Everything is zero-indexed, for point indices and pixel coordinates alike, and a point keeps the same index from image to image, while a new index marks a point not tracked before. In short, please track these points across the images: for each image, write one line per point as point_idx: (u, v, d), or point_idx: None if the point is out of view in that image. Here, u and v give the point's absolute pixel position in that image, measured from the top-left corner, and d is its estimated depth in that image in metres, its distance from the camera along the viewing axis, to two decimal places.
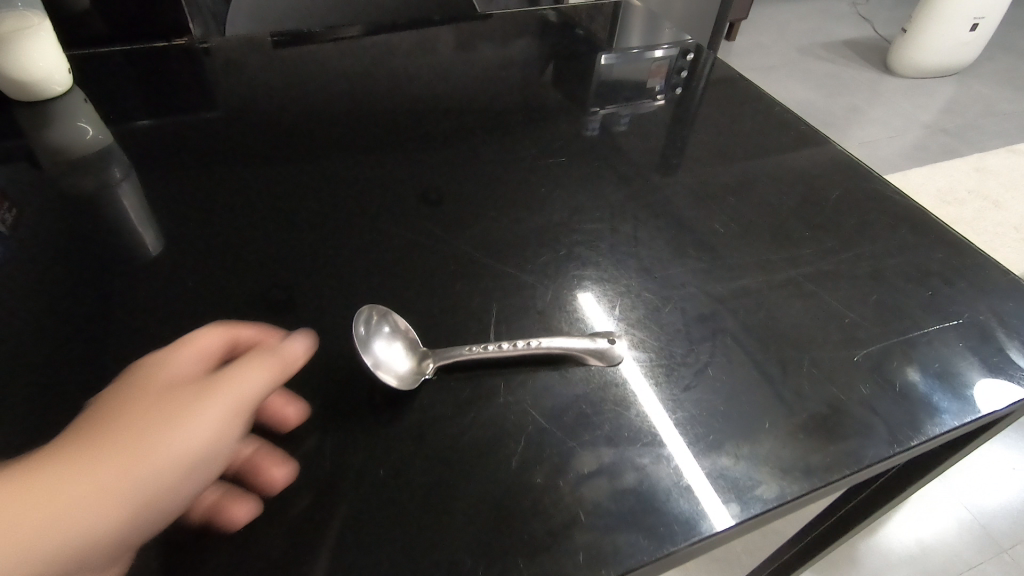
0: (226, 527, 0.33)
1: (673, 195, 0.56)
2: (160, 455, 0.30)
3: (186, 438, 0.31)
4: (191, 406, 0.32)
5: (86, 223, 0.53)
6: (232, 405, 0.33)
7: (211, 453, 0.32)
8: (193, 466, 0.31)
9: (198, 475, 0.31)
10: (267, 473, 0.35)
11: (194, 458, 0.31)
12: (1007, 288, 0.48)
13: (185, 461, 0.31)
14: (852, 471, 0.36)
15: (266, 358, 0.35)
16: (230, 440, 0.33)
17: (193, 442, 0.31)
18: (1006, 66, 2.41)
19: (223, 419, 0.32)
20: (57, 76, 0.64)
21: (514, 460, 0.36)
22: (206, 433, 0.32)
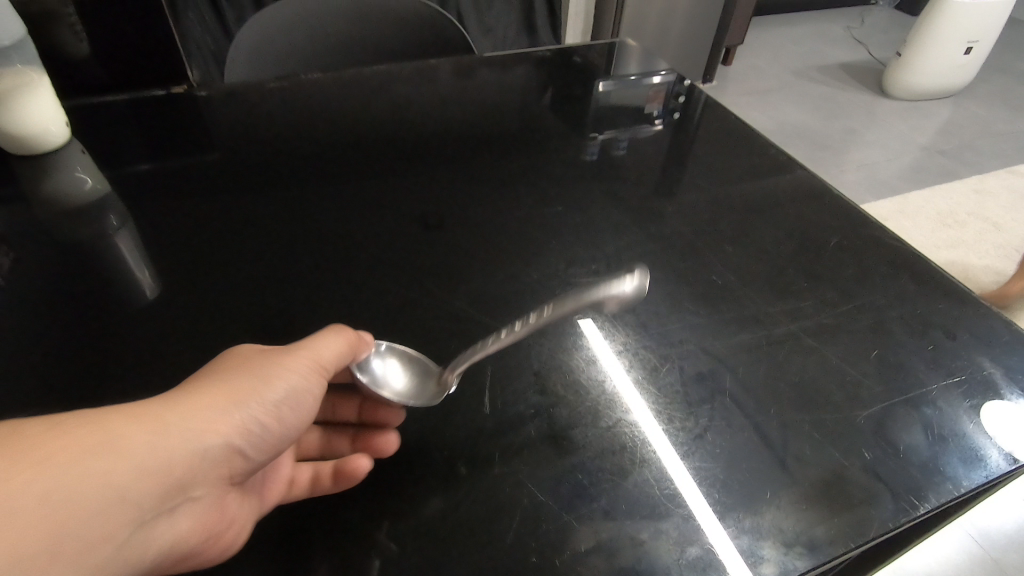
0: (347, 480, 0.37)
1: (670, 243, 0.56)
2: (263, 393, 0.38)
3: (284, 380, 0.39)
4: (287, 358, 0.40)
5: (81, 275, 0.52)
6: (321, 363, 0.41)
7: (298, 398, 0.40)
8: (283, 406, 0.39)
9: (286, 411, 0.39)
10: (352, 464, 0.37)
11: (286, 397, 0.39)
12: (1010, 340, 0.47)
13: (281, 398, 0.39)
14: (858, 544, 0.35)
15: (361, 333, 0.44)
16: (312, 389, 0.41)
17: (289, 385, 0.39)
18: (1001, 87, 2.43)
19: (313, 372, 0.41)
20: (55, 130, 0.64)
21: (510, 536, 0.35)
22: (301, 380, 0.40)
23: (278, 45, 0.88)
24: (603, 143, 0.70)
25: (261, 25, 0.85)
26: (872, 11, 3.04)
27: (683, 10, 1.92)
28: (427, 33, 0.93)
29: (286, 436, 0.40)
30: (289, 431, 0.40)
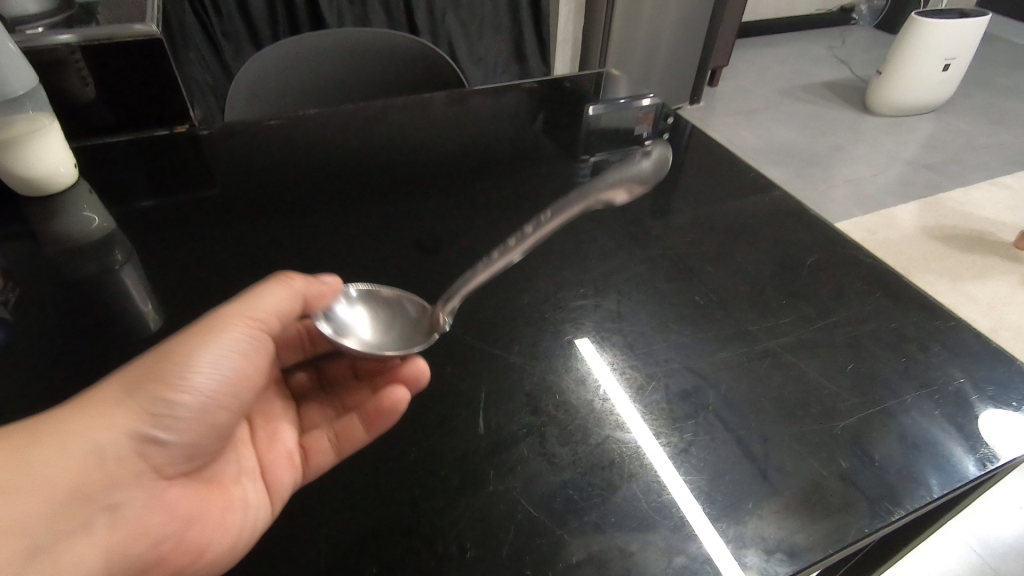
0: (390, 413, 0.42)
1: (654, 266, 0.58)
2: (174, 375, 0.43)
3: (196, 354, 0.44)
4: (205, 329, 0.45)
5: (89, 309, 0.54)
6: (240, 322, 0.46)
7: (222, 363, 0.45)
8: (204, 376, 0.45)
9: (208, 380, 0.45)
10: (392, 398, 0.42)
11: (204, 369, 0.44)
12: (981, 351, 0.50)
13: (196, 371, 0.44)
14: (835, 550, 0.37)
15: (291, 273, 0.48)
16: (238, 347, 0.46)
17: (204, 355, 0.44)
18: (982, 101, 2.49)
19: (230, 335, 0.45)
20: (63, 171, 0.67)
21: (506, 551, 0.36)
22: (219, 346, 0.45)
23: (276, 82, 0.91)
24: (596, 163, 0.75)
25: (259, 65, 0.88)
26: (853, 31, 3.12)
27: (668, 36, 1.98)
28: (419, 67, 0.97)
29: (215, 400, 0.45)
30: (217, 395, 0.45)
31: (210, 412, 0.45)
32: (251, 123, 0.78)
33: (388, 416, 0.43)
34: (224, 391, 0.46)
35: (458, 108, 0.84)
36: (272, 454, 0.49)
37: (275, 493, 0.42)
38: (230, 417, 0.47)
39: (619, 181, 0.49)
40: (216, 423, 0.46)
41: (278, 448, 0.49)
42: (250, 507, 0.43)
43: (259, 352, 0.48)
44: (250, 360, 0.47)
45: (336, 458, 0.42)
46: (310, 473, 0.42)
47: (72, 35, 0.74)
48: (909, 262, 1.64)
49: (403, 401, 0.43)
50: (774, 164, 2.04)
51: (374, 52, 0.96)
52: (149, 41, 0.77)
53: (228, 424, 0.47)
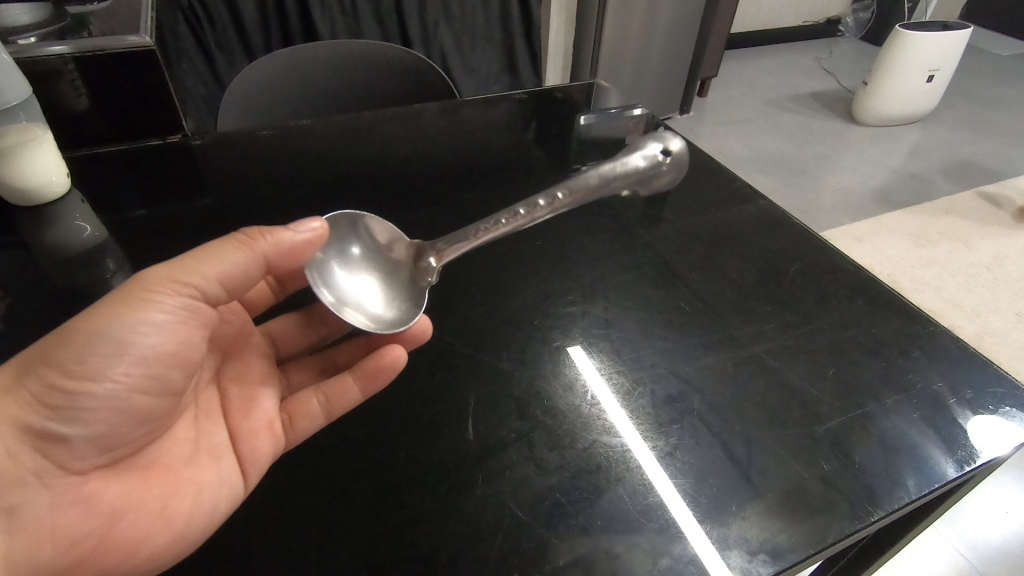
0: (388, 370, 0.46)
1: (641, 274, 0.59)
2: (98, 341, 0.40)
3: (105, 330, 0.41)
4: (136, 294, 0.42)
5: (80, 317, 0.54)
6: (159, 291, 0.43)
7: (154, 332, 0.42)
8: (118, 354, 0.41)
9: (123, 358, 0.41)
10: (389, 355, 0.46)
11: (133, 338, 0.42)
12: (959, 356, 0.51)
13: (106, 350, 0.41)
14: (816, 550, 0.38)
15: (255, 235, 0.46)
16: (160, 319, 0.43)
17: (114, 331, 0.41)
18: (965, 111, 2.53)
19: (147, 308, 0.42)
20: (56, 180, 0.67)
21: (494, 554, 0.37)
22: (133, 319, 0.42)
23: (268, 93, 0.92)
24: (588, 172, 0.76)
25: (252, 76, 0.89)
26: (840, 43, 3.18)
27: (657, 47, 2.01)
28: (410, 78, 0.98)
29: (133, 380, 0.42)
30: (135, 374, 0.42)
31: (126, 395, 0.42)
32: (243, 133, 0.79)
33: (387, 372, 0.46)
34: (145, 370, 0.42)
35: (449, 118, 0.85)
36: (247, 421, 0.48)
37: (250, 460, 0.43)
38: (156, 397, 0.43)
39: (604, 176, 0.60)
40: (137, 406, 0.42)
41: (255, 414, 0.49)
42: (219, 477, 0.43)
43: (190, 323, 0.45)
44: (176, 333, 0.44)
45: (328, 417, 0.45)
46: (299, 434, 0.45)
47: (65, 46, 0.75)
48: (895, 270, 1.66)
49: (401, 359, 0.47)
50: (763, 173, 2.07)
51: (366, 63, 0.97)
52: (142, 52, 0.78)
53: (157, 405, 0.44)
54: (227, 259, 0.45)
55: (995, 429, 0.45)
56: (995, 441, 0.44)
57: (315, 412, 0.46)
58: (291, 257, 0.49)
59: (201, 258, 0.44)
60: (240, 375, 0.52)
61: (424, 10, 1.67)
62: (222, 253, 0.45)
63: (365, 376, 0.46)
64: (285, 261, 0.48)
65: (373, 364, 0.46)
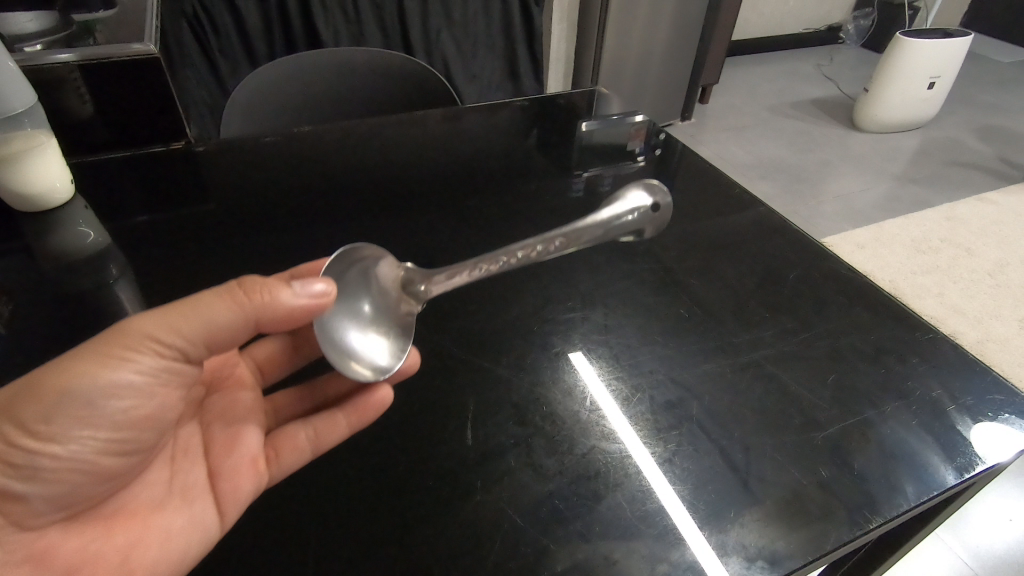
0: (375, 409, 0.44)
1: (640, 280, 0.60)
2: (66, 399, 0.38)
3: (74, 391, 0.38)
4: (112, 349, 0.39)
5: (83, 323, 0.55)
6: (136, 351, 0.39)
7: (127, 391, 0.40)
8: (85, 416, 0.39)
9: (91, 422, 0.39)
10: (376, 394, 0.45)
11: (105, 397, 0.39)
12: (958, 363, 0.51)
13: (73, 412, 0.38)
14: (814, 558, 0.38)
15: (246, 293, 0.41)
16: (134, 381, 0.40)
17: (85, 393, 0.38)
18: (967, 118, 2.54)
19: (122, 370, 0.39)
20: (59, 187, 0.68)
21: (492, 560, 0.37)
22: (105, 381, 0.39)
23: (271, 100, 0.93)
24: (589, 179, 0.77)
25: (254, 83, 0.90)
26: (841, 50, 3.19)
27: (658, 54, 2.02)
28: (412, 86, 0.98)
29: (99, 444, 0.40)
30: (102, 439, 0.40)
31: (91, 457, 0.39)
32: (245, 140, 0.80)
33: (373, 412, 0.45)
34: (114, 434, 0.40)
35: (450, 125, 0.86)
36: (228, 458, 0.46)
37: (225, 503, 0.41)
38: (124, 457, 0.41)
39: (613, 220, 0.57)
40: (102, 468, 0.40)
41: (236, 450, 0.46)
42: (194, 522, 0.41)
43: (164, 385, 0.42)
44: (150, 396, 0.41)
45: (315, 451, 0.43)
46: (284, 466, 0.43)
47: (70, 54, 0.76)
48: (896, 276, 1.66)
49: (388, 399, 0.45)
50: (764, 180, 2.07)
51: (368, 70, 0.98)
52: (147, 60, 0.79)
53: (123, 464, 0.42)
54: (213, 317, 0.41)
55: (993, 436, 0.45)
56: (993, 448, 0.44)
57: (300, 444, 0.44)
58: (284, 322, 0.43)
59: (186, 317, 0.40)
60: (224, 409, 0.49)
61: (426, 17, 1.69)
62: (209, 311, 0.41)
63: (351, 411, 0.44)
64: (277, 322, 0.43)
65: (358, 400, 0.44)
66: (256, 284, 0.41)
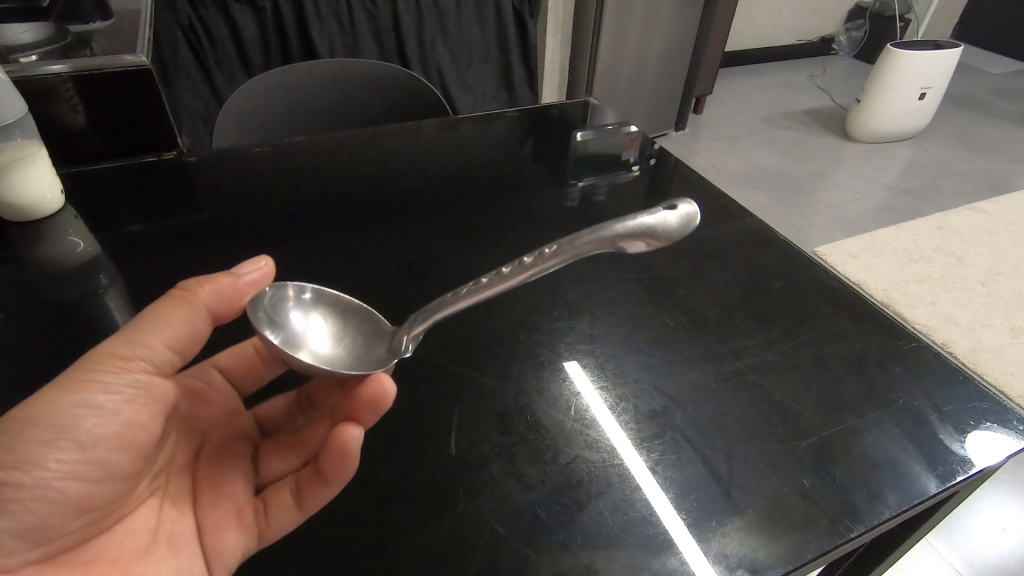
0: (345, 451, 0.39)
1: (628, 289, 0.60)
2: (40, 431, 0.38)
3: (39, 416, 0.38)
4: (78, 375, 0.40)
5: (71, 332, 0.55)
6: (103, 372, 0.40)
7: (100, 412, 0.41)
8: (53, 439, 0.39)
9: (59, 443, 0.39)
10: (344, 435, 0.39)
11: (76, 420, 0.40)
12: (940, 371, 0.51)
13: (41, 436, 0.39)
14: (794, 567, 0.38)
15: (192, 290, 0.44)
16: (104, 401, 0.41)
17: (50, 417, 0.39)
18: (958, 128, 2.56)
19: (86, 389, 0.40)
20: (50, 198, 0.68)
21: (472, 570, 0.37)
22: (70, 402, 0.39)
23: (263, 110, 0.93)
24: (584, 188, 0.77)
25: (247, 93, 0.91)
26: (834, 61, 3.22)
27: (652, 65, 2.04)
28: (404, 96, 0.99)
29: (69, 466, 0.40)
30: (72, 460, 0.40)
31: (62, 483, 0.39)
32: (238, 149, 0.80)
33: (344, 459, 0.39)
34: (82, 455, 0.40)
35: (443, 136, 0.87)
36: (216, 510, 0.45)
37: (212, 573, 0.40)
38: (96, 482, 0.41)
39: (632, 234, 0.40)
40: (72, 496, 0.40)
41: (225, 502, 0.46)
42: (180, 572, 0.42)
43: (134, 400, 0.42)
44: (119, 414, 0.41)
45: (303, 514, 0.40)
46: (272, 530, 0.39)
47: (63, 65, 0.76)
48: (889, 286, 1.67)
49: (360, 440, 0.40)
50: (757, 189, 2.08)
51: (360, 81, 0.99)
52: (139, 71, 0.79)
53: (99, 491, 0.41)
54: (171, 323, 0.44)
55: (974, 444, 0.45)
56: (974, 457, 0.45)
57: (286, 506, 0.41)
58: (231, 307, 0.46)
59: (143, 326, 0.42)
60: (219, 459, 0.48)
61: (421, 28, 1.70)
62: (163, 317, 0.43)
63: (325, 470, 0.40)
64: (230, 311, 0.46)
65: (326, 450, 0.39)
66: (194, 278, 0.44)
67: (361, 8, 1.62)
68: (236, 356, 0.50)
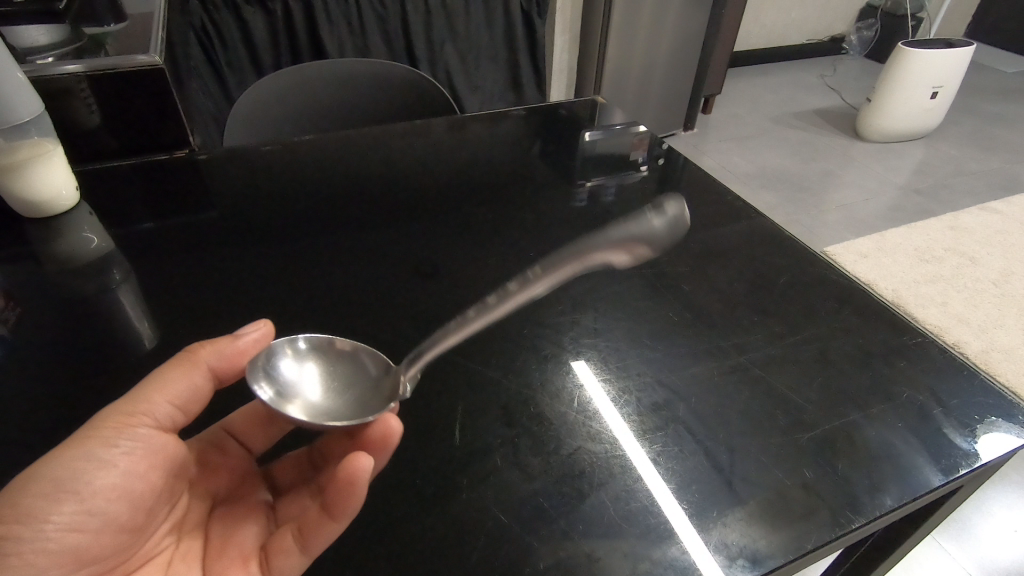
0: (355, 483, 0.37)
1: (632, 285, 0.61)
2: (39, 490, 0.37)
3: (38, 471, 0.37)
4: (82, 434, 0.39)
5: (86, 325, 0.56)
6: (106, 428, 0.40)
7: (100, 470, 0.39)
8: (53, 494, 0.38)
9: (59, 497, 0.37)
10: (355, 465, 0.37)
11: (74, 477, 0.38)
12: (945, 366, 0.51)
13: (40, 491, 0.37)
14: (795, 557, 0.38)
15: (194, 348, 0.43)
16: (107, 457, 0.39)
17: (51, 472, 0.38)
18: (970, 128, 2.54)
19: (86, 444, 0.39)
20: (65, 195, 0.69)
21: (474, 557, 0.38)
22: (71, 456, 0.38)
23: (273, 111, 0.95)
24: (591, 189, 0.77)
25: (257, 93, 0.92)
26: (845, 60, 3.20)
27: (661, 66, 2.04)
28: (413, 96, 1.00)
29: (67, 519, 0.38)
30: (69, 513, 0.38)
31: (62, 536, 0.37)
32: (249, 148, 0.81)
33: (352, 489, 0.37)
34: (80, 507, 0.38)
35: (452, 135, 0.87)
36: (222, 562, 0.43)
37: None
38: (95, 533, 0.39)
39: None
40: (70, 547, 0.38)
41: (232, 555, 0.43)
42: None
43: (134, 452, 0.40)
44: (119, 466, 0.40)
45: (309, 556, 0.38)
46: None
47: (78, 65, 0.77)
48: (899, 286, 1.65)
49: (369, 470, 0.37)
50: (767, 189, 2.08)
51: (369, 81, 1.00)
52: (151, 71, 0.81)
53: (99, 544, 0.39)
54: (176, 383, 0.42)
55: (977, 439, 0.45)
56: (977, 452, 0.45)
57: (292, 557, 0.38)
58: (235, 365, 0.45)
59: (144, 384, 0.41)
60: (229, 516, 0.46)
61: (431, 29, 1.71)
62: (164, 374, 0.42)
63: (329, 502, 0.37)
64: (234, 370, 0.45)
65: (333, 484, 0.37)
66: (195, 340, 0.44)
67: (371, 9, 1.63)
68: (241, 417, 0.47)
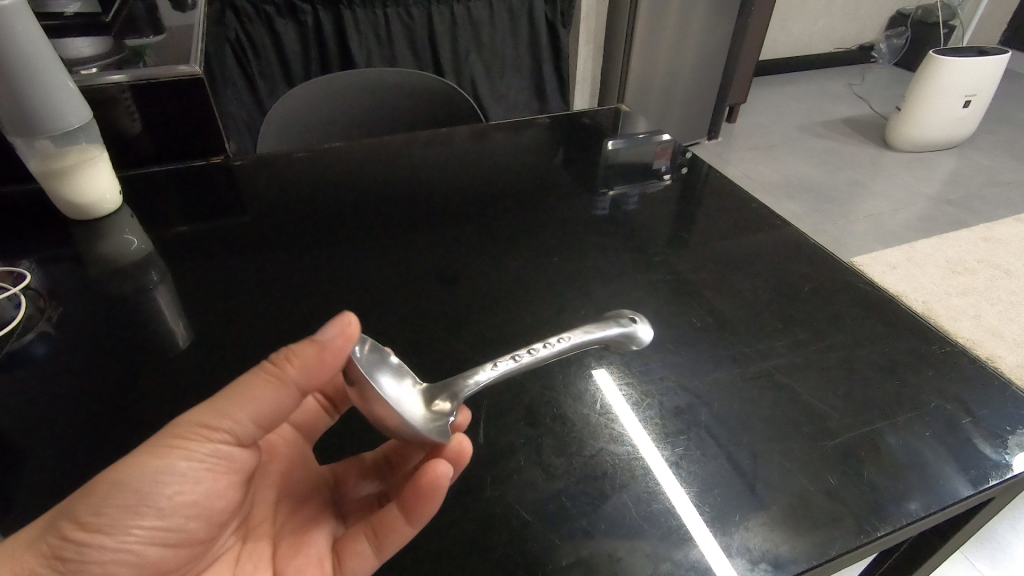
0: (432, 490, 0.38)
1: (654, 291, 0.61)
2: (123, 502, 0.36)
3: (122, 479, 0.36)
4: (167, 445, 0.37)
5: (128, 323, 0.59)
6: (190, 440, 0.37)
7: (183, 483, 0.38)
8: (135, 506, 0.37)
9: (141, 510, 0.37)
10: (434, 471, 0.38)
11: (155, 488, 0.37)
12: (976, 376, 0.50)
13: (122, 502, 0.36)
14: (818, 563, 0.38)
15: (284, 364, 0.39)
16: (188, 470, 0.38)
17: (134, 483, 0.36)
18: (1004, 136, 2.48)
19: (170, 456, 0.37)
20: (108, 199, 0.73)
21: (498, 553, 0.38)
22: (156, 468, 0.37)
23: (305, 119, 0.98)
24: (615, 197, 0.78)
25: (289, 101, 0.95)
26: (874, 68, 3.16)
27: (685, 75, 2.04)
28: (438, 105, 1.02)
29: (148, 533, 0.37)
30: (150, 528, 0.37)
31: (141, 547, 0.37)
32: (281, 155, 0.84)
33: (432, 494, 0.38)
34: (160, 522, 0.38)
35: (478, 142, 0.89)
36: (296, 559, 0.44)
37: None
38: (172, 548, 0.39)
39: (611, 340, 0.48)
40: (149, 560, 0.38)
41: (307, 552, 0.44)
42: None
43: (214, 469, 0.39)
44: (201, 480, 0.39)
45: (380, 558, 0.39)
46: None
47: (122, 75, 0.81)
48: (929, 298, 1.62)
49: (447, 476, 0.39)
50: (792, 199, 2.06)
51: (396, 91, 1.02)
52: (191, 81, 0.84)
53: (173, 558, 0.39)
54: (262, 401, 0.39)
55: (1009, 451, 0.45)
56: (1009, 464, 0.44)
57: (366, 557, 0.39)
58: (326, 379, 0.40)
59: (232, 401, 0.38)
60: (297, 513, 0.46)
61: (456, 39, 1.74)
62: (252, 389, 0.38)
63: (407, 505, 0.38)
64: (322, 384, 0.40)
65: (415, 489, 0.38)
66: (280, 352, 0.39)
67: (398, 21, 1.67)
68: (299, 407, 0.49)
